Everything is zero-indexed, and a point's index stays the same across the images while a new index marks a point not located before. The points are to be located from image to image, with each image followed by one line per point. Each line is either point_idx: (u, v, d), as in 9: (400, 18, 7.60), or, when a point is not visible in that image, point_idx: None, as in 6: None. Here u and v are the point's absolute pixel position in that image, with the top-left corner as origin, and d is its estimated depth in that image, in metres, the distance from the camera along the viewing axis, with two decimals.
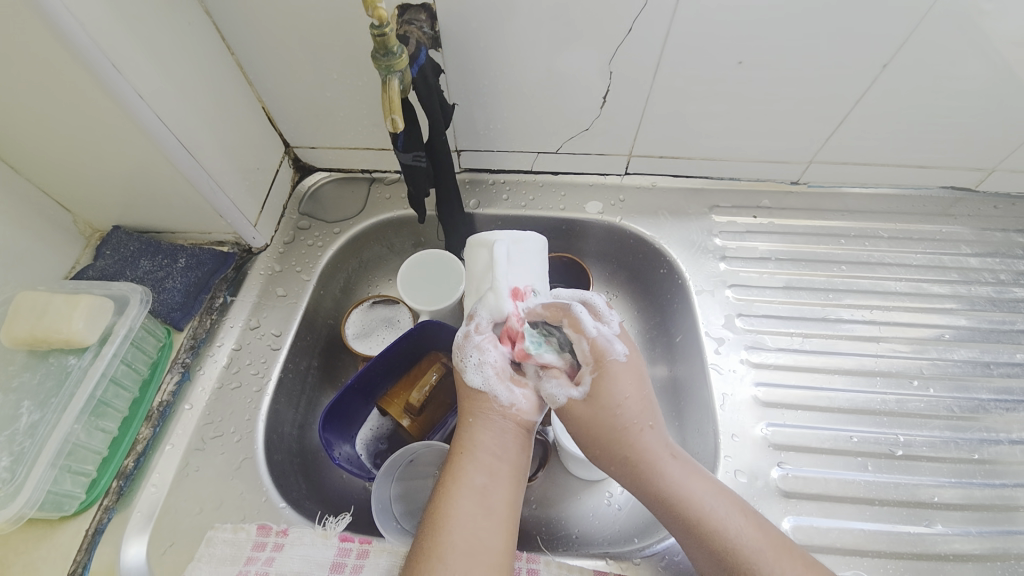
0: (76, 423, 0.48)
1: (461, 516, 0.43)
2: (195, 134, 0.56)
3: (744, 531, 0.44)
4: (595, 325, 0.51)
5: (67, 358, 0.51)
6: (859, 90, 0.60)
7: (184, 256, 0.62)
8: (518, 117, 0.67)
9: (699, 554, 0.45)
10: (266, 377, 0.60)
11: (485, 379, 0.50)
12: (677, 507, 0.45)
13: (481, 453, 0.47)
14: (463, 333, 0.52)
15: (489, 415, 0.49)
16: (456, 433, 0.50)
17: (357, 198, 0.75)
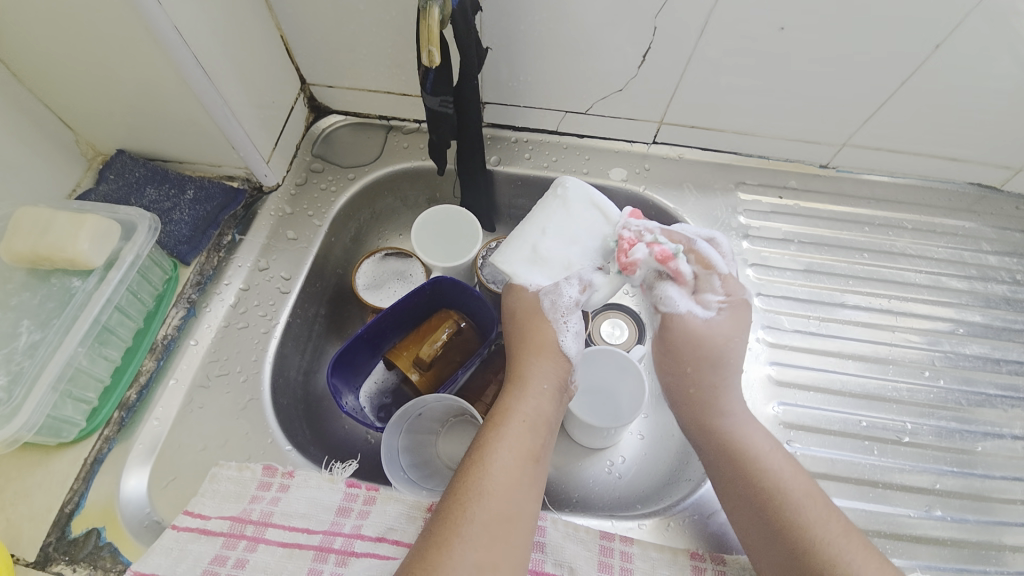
0: (79, 347, 0.46)
1: (513, 469, 0.45)
2: (211, 54, 0.52)
3: (789, 477, 0.47)
4: (722, 263, 0.55)
5: (71, 280, 0.48)
6: (908, 73, 0.58)
7: (192, 188, 0.60)
8: (550, 72, 0.64)
9: (742, 486, 0.48)
10: (274, 320, 0.58)
11: (580, 345, 0.55)
12: (732, 441, 0.50)
13: (533, 414, 0.49)
14: (574, 298, 0.54)
15: (545, 379, 0.51)
16: (509, 388, 0.51)
17: (374, 145, 0.72)
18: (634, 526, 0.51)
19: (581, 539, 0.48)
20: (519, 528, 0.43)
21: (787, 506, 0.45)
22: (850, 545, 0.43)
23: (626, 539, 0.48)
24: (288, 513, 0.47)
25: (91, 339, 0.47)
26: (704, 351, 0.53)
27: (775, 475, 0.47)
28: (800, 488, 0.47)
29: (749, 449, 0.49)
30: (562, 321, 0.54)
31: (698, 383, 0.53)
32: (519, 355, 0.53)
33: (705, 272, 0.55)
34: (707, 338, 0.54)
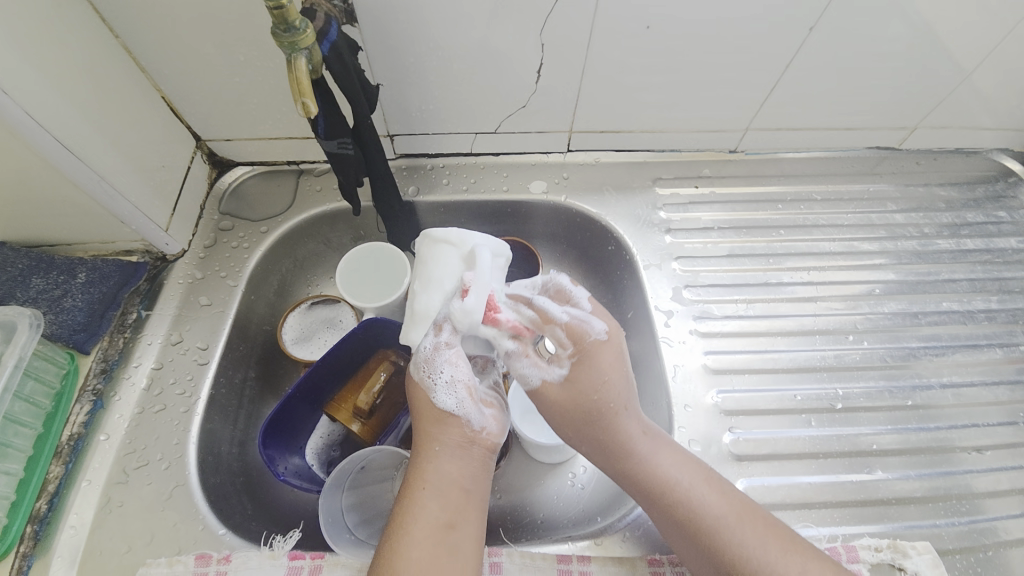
0: None
1: (423, 556, 0.41)
2: (79, 130, 0.49)
3: (708, 503, 0.45)
4: (565, 310, 0.49)
5: None
6: (787, 56, 0.60)
7: (84, 270, 0.56)
8: (450, 98, 0.64)
9: (667, 524, 0.46)
10: (195, 395, 0.55)
11: (458, 403, 0.48)
12: (642, 481, 0.47)
13: (442, 486, 0.45)
14: (433, 344, 0.49)
15: (455, 441, 0.47)
16: (413, 464, 0.47)
17: (285, 193, 0.70)
18: (590, 543, 0.51)
19: (539, 568, 0.47)
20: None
21: (712, 537, 0.44)
22: (780, 556, 0.42)
23: (583, 559, 0.48)
24: None
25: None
26: (574, 413, 0.48)
27: (695, 517, 0.45)
28: (716, 512, 0.44)
29: (663, 498, 0.46)
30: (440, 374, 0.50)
31: (599, 440, 0.48)
32: (422, 425, 0.49)
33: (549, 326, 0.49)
34: (554, 412, 0.49)
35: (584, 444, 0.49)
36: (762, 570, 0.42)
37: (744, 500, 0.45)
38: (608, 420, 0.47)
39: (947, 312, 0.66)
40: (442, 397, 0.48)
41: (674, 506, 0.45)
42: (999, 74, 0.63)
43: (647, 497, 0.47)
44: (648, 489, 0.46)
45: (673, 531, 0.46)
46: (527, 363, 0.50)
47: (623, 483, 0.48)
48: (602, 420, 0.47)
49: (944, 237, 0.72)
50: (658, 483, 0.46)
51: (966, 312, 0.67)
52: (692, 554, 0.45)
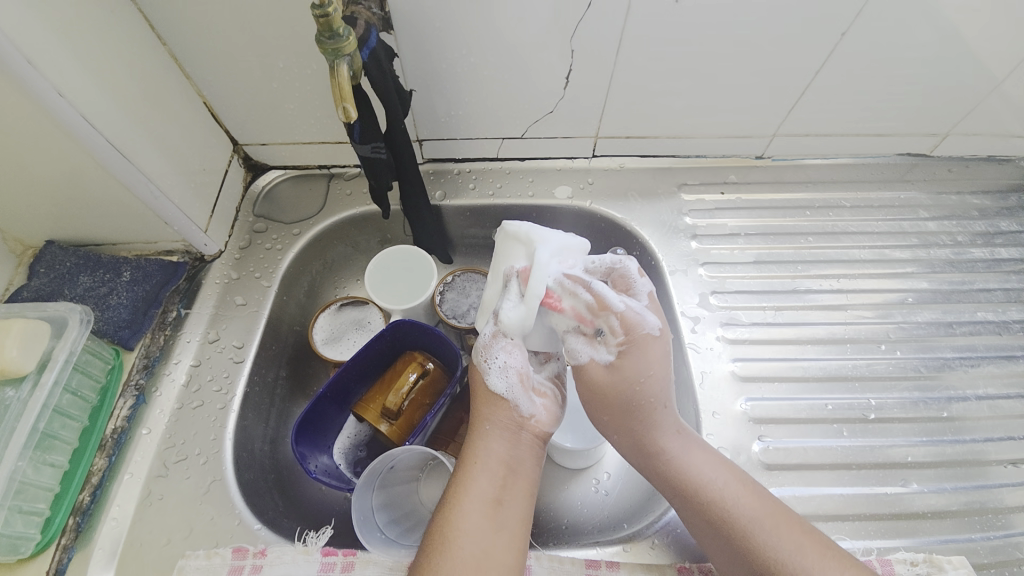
0: (20, 460, 0.44)
1: (472, 528, 0.43)
2: (128, 135, 0.51)
3: (743, 505, 0.45)
4: (622, 298, 0.49)
5: (4, 390, 0.45)
6: (817, 62, 0.60)
7: (128, 270, 0.58)
8: (479, 103, 0.65)
9: (702, 528, 0.46)
10: (231, 392, 0.56)
11: (509, 387, 0.49)
12: (678, 477, 0.47)
13: (492, 463, 0.46)
14: (490, 333, 0.51)
15: (506, 423, 0.48)
16: (467, 441, 0.49)
17: (316, 196, 0.72)
18: (620, 549, 0.51)
19: (568, 571, 0.47)
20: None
21: (747, 538, 0.43)
22: (816, 561, 0.42)
23: (612, 565, 0.48)
24: None
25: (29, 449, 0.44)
26: (610, 402, 0.49)
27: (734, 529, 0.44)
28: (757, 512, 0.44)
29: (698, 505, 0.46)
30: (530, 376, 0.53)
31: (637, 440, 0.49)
32: (478, 407, 0.50)
33: (603, 313, 0.49)
34: (603, 395, 0.49)
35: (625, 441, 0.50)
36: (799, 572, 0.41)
37: (781, 505, 0.45)
38: (648, 423, 0.48)
39: (982, 322, 0.65)
40: (491, 378, 0.49)
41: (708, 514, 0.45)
42: None
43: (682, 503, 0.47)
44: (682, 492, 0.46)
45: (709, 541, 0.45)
46: (580, 342, 0.50)
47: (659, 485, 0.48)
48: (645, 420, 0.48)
49: (978, 245, 0.71)
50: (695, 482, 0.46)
51: (1002, 322, 0.65)
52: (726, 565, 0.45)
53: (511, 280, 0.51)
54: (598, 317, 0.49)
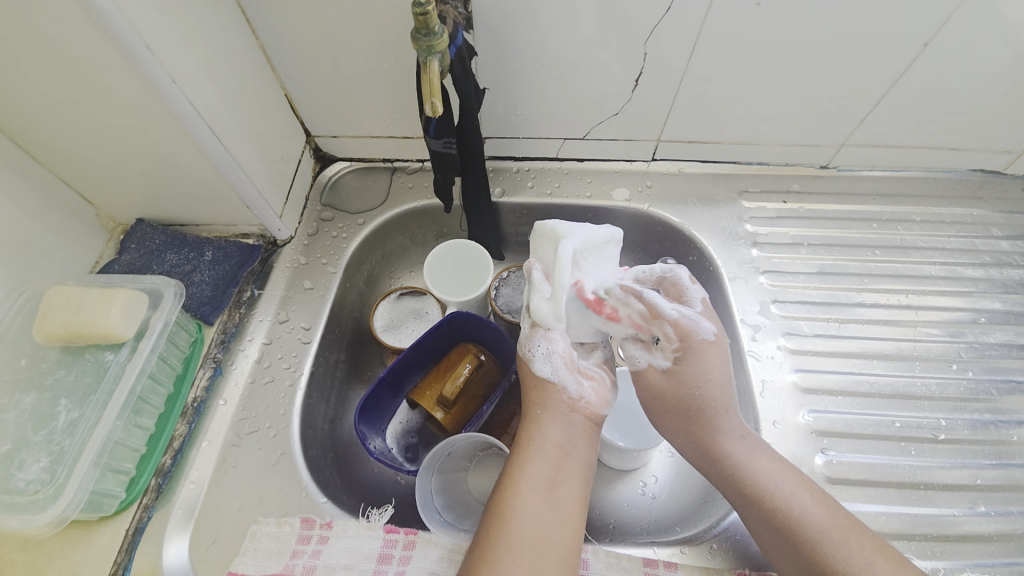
0: (118, 420, 0.46)
1: (529, 505, 0.44)
2: (223, 122, 0.54)
3: (811, 515, 0.45)
4: (672, 306, 0.50)
5: (104, 353, 0.48)
6: (897, 72, 0.59)
7: (211, 249, 0.61)
8: (546, 103, 0.66)
9: (766, 533, 0.46)
10: (299, 371, 0.59)
11: (554, 370, 0.51)
12: (740, 483, 0.47)
13: (547, 446, 0.48)
14: (530, 325, 0.53)
15: (557, 406, 0.50)
16: (522, 425, 0.50)
17: (380, 188, 0.74)
18: (676, 551, 0.51)
19: (625, 568, 0.48)
20: (548, 569, 0.42)
21: (816, 549, 0.43)
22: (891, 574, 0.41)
23: (670, 565, 0.48)
24: (330, 565, 0.47)
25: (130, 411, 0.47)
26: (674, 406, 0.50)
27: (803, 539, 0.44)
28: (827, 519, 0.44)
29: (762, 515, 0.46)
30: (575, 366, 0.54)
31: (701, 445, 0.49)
32: (529, 392, 0.52)
33: (655, 321, 0.50)
34: (664, 403, 0.50)
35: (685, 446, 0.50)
36: None
37: (852, 518, 0.45)
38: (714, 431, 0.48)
39: None
40: (535, 364, 0.51)
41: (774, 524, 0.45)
42: None
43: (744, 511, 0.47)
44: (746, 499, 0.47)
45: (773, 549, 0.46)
46: (637, 349, 0.52)
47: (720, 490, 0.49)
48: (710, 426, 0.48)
49: None
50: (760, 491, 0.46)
51: None
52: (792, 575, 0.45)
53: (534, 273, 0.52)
54: (651, 324, 0.51)
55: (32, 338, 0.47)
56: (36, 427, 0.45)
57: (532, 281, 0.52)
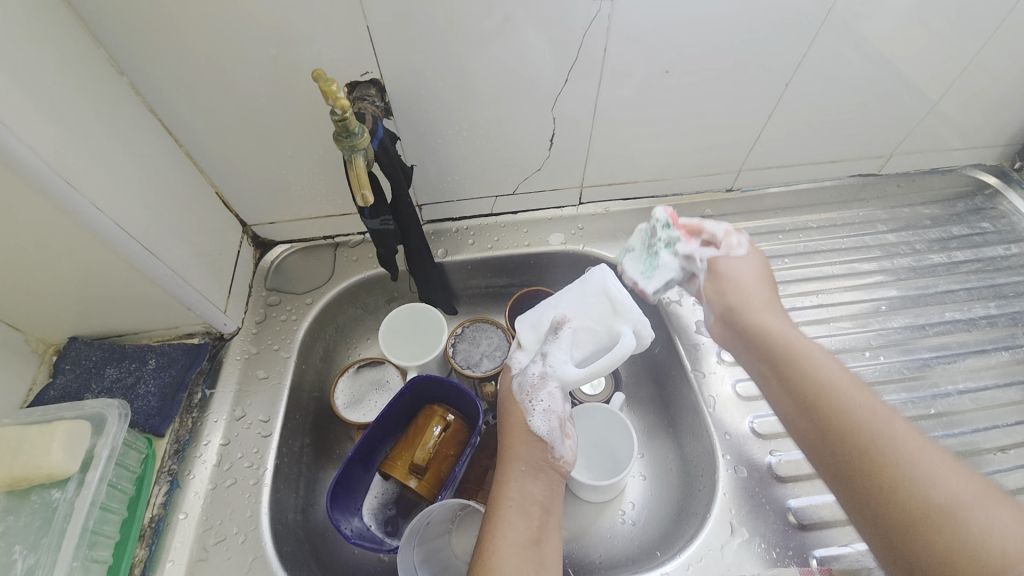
0: (74, 562, 0.43)
1: (512, 566, 0.45)
2: (154, 233, 0.54)
3: (855, 390, 0.47)
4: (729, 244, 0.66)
5: (50, 492, 0.45)
6: (769, 107, 0.68)
7: (154, 356, 0.60)
8: (472, 169, 0.70)
9: (798, 391, 0.50)
10: (262, 467, 0.57)
11: (550, 429, 0.54)
12: (787, 344, 0.53)
13: (527, 503, 0.50)
14: (539, 374, 0.56)
15: (539, 463, 0.53)
16: (500, 483, 0.52)
17: (324, 265, 0.75)
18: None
19: None
20: None
21: (843, 397, 0.47)
22: (927, 445, 0.42)
23: None
24: None
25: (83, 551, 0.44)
26: (742, 314, 0.58)
27: (833, 375, 0.48)
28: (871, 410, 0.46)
29: (805, 359, 0.50)
30: (530, 400, 0.55)
31: (767, 352, 0.54)
32: (510, 445, 0.55)
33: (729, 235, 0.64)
34: (737, 275, 0.61)
35: (755, 355, 0.55)
36: (894, 443, 0.42)
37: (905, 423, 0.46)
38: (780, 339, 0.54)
39: (951, 321, 0.71)
40: (533, 420, 0.54)
41: (816, 364, 0.50)
42: (961, 104, 0.71)
43: (801, 393, 0.49)
44: (775, 364, 0.53)
45: (808, 397, 0.48)
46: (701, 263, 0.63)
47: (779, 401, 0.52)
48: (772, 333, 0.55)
49: (936, 251, 0.78)
50: (796, 358, 0.51)
51: (969, 319, 0.72)
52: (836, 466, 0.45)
53: (564, 329, 0.57)
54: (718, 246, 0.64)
55: None
56: None
57: (562, 335, 0.56)
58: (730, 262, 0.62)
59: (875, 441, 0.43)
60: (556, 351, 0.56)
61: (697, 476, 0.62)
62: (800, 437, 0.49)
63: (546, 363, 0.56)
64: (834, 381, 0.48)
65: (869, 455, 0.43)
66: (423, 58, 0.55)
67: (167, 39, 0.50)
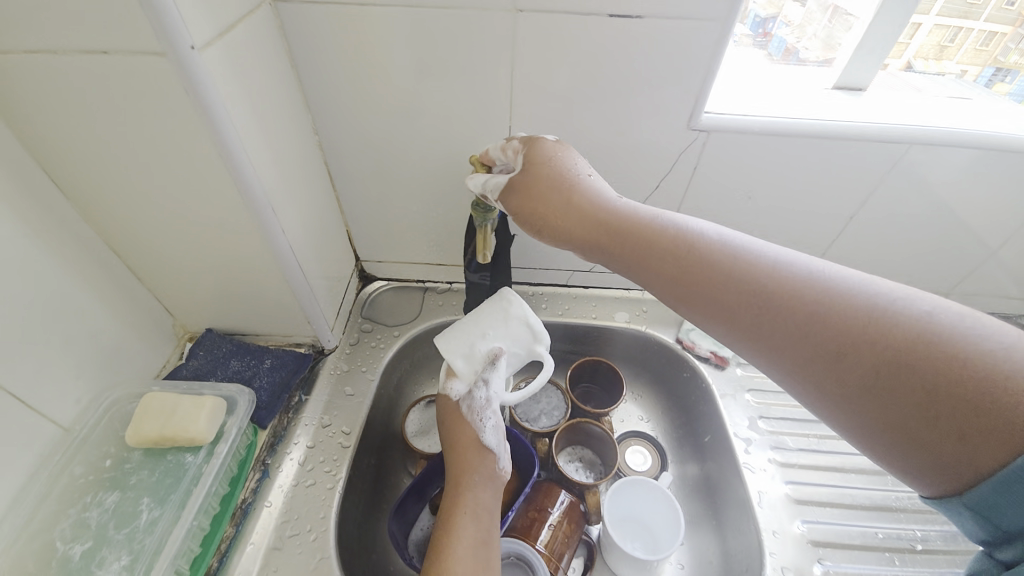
0: (193, 520, 0.52)
1: (465, 565, 0.47)
2: (310, 261, 0.66)
3: (823, 304, 0.39)
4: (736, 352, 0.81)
5: (185, 455, 0.56)
6: (835, 232, 0.76)
7: (269, 357, 0.69)
8: (560, 244, 0.80)
9: (787, 320, 0.41)
10: (339, 475, 0.63)
11: (499, 442, 0.60)
12: (688, 266, 0.46)
13: (479, 510, 0.53)
14: (484, 398, 0.61)
15: (489, 474, 0.56)
16: (454, 494, 0.54)
17: (414, 304, 0.85)
18: None
19: None
20: None
21: (851, 327, 0.38)
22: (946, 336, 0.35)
23: None
24: None
25: (204, 512, 0.53)
26: (630, 254, 0.50)
27: (846, 297, 0.39)
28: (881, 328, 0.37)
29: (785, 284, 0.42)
30: (479, 419, 0.60)
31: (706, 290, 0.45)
32: (460, 460, 0.58)
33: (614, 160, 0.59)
34: (580, 195, 0.53)
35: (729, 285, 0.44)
36: (921, 349, 0.35)
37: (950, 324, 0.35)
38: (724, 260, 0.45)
39: None
40: (483, 434, 0.59)
41: (794, 282, 0.41)
42: None
43: (804, 321, 0.40)
44: (735, 299, 0.43)
45: (820, 333, 0.39)
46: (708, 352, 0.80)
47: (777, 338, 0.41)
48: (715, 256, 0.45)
49: None
50: (752, 292, 0.43)
51: None
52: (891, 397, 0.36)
53: (501, 358, 0.61)
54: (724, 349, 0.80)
55: (127, 439, 0.55)
56: (118, 525, 0.52)
57: (498, 365, 0.61)
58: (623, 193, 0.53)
59: (909, 356, 0.35)
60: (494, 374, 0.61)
61: (737, 572, 0.63)
62: (800, 378, 0.40)
63: (490, 387, 0.61)
64: (860, 307, 0.38)
65: (919, 373, 0.34)
66: None
67: (357, 114, 0.64)
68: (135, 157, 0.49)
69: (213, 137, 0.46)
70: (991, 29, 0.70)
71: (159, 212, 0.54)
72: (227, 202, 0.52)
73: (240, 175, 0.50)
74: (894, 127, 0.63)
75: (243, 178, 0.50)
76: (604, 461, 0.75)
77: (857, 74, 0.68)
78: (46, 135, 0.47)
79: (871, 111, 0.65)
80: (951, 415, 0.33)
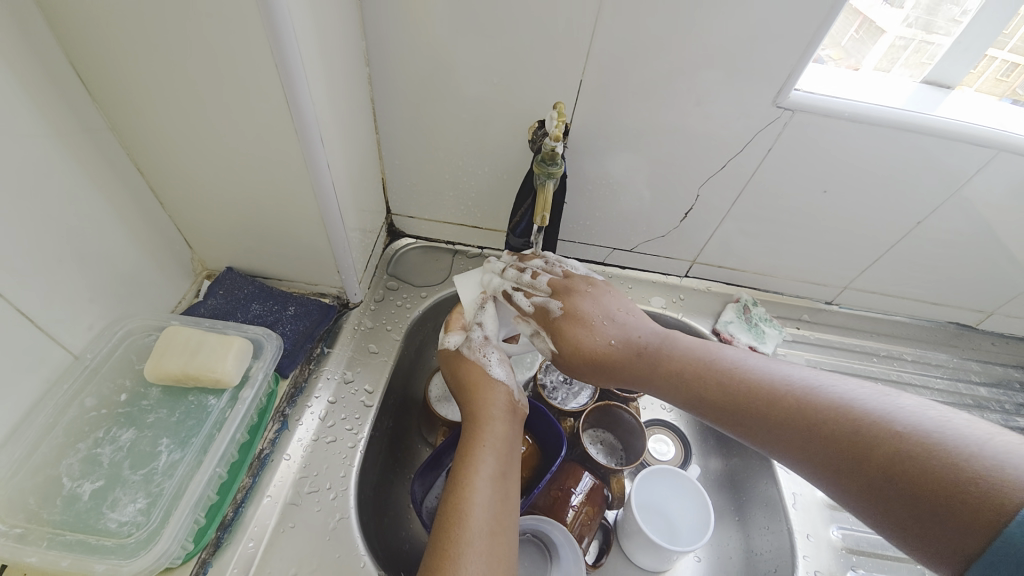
0: (215, 469, 0.49)
1: (483, 498, 0.46)
2: (348, 204, 0.61)
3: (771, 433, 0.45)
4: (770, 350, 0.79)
5: (207, 398, 0.53)
6: (896, 237, 0.71)
7: (293, 304, 0.65)
8: (605, 219, 0.76)
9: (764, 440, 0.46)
10: (360, 434, 0.60)
11: (507, 373, 0.57)
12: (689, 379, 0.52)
13: (498, 444, 0.50)
14: (481, 334, 0.60)
15: (505, 407, 0.54)
16: (469, 429, 0.52)
17: (442, 266, 0.81)
18: None
19: None
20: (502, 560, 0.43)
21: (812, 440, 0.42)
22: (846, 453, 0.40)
23: None
24: None
25: (226, 460, 0.51)
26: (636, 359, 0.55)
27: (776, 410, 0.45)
28: (803, 443, 0.42)
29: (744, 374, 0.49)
30: (482, 355, 0.58)
31: (696, 387, 0.51)
32: (474, 395, 0.55)
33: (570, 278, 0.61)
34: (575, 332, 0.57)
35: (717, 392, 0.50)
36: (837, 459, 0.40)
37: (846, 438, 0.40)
38: (678, 346, 0.54)
39: None
40: (492, 368, 0.56)
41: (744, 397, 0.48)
42: None
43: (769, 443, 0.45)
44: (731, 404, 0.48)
45: (785, 423, 0.44)
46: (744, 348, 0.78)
47: (726, 401, 0.49)
48: (702, 369, 0.52)
49: None
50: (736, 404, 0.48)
51: None
52: (843, 465, 0.40)
53: (489, 303, 0.61)
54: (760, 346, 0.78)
55: (146, 374, 0.52)
56: (134, 465, 0.48)
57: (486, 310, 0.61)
58: (613, 331, 0.56)
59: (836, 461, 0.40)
60: (484, 317, 0.61)
61: (764, 573, 0.62)
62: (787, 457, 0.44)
63: (482, 327, 0.60)
64: (783, 421, 0.44)
65: (864, 450, 0.39)
66: (612, 118, 0.62)
67: (413, 49, 0.58)
68: (178, 66, 0.44)
69: (270, 44, 0.41)
70: (1014, 59, 0.62)
71: (195, 134, 0.49)
72: (275, 124, 0.48)
73: (293, 93, 0.45)
74: (989, 129, 0.58)
75: (296, 96, 0.45)
76: (625, 448, 0.72)
77: (952, 72, 0.62)
78: (82, 30, 0.42)
79: (962, 111, 0.60)
80: (889, 480, 0.37)
